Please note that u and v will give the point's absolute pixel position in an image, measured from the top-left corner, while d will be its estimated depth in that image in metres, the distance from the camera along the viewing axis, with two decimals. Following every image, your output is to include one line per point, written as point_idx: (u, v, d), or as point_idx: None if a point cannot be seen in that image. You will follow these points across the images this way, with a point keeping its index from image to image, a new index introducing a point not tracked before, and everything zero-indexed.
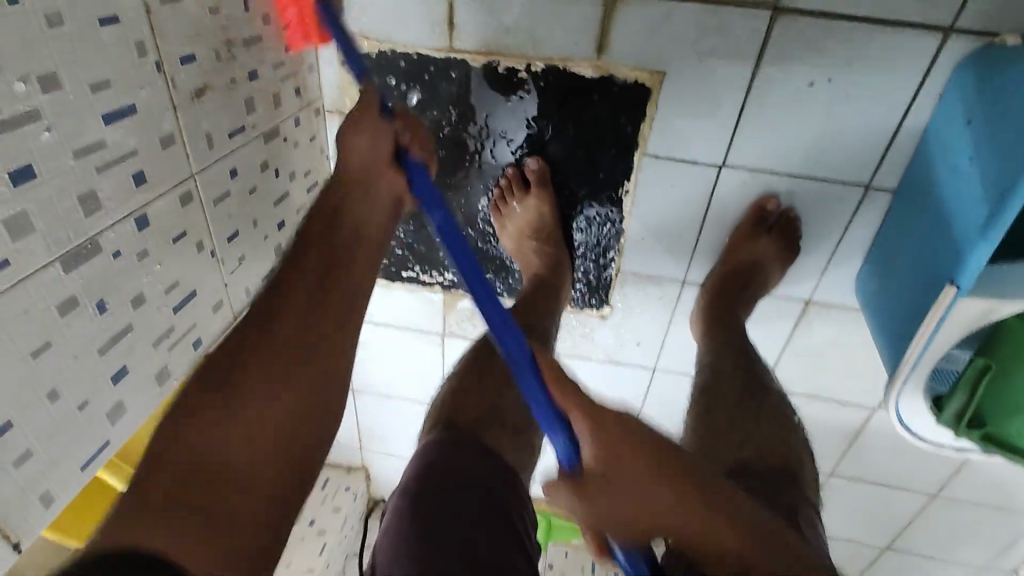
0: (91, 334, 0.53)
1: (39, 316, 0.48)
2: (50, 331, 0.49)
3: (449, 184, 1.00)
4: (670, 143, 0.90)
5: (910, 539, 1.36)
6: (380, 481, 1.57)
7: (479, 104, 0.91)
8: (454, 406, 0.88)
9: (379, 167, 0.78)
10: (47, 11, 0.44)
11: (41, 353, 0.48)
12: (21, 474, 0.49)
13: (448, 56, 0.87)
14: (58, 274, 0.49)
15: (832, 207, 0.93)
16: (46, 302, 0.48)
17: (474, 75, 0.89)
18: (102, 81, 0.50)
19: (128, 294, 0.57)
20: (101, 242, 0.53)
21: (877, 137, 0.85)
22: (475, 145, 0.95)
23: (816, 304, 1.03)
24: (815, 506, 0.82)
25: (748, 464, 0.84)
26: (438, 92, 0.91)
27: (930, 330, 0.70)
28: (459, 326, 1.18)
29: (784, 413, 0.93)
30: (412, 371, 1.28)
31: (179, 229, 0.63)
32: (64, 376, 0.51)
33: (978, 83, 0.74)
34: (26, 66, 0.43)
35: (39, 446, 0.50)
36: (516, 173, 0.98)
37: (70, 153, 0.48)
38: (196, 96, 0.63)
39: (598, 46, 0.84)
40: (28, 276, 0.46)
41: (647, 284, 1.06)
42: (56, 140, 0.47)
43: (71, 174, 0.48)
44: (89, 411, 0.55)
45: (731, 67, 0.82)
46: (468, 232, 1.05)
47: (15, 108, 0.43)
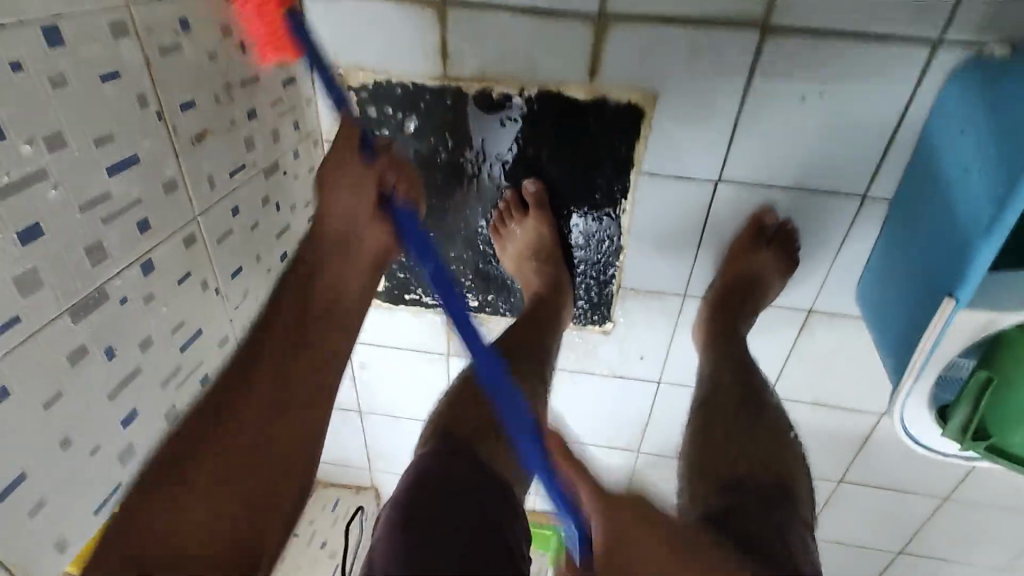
0: (100, 381, 0.54)
1: (51, 368, 0.49)
2: (62, 381, 0.50)
3: (448, 208, 1.01)
4: (666, 161, 0.91)
5: (923, 543, 1.35)
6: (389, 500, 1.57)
7: (475, 129, 0.92)
8: (452, 417, 0.86)
9: (365, 218, 0.80)
10: (51, 73, 0.46)
11: (53, 403, 0.49)
12: (37, 521, 0.50)
13: (443, 84, 0.89)
14: (68, 324, 0.50)
15: (829, 217, 0.93)
16: (56, 354, 0.49)
17: (469, 101, 0.90)
18: (106, 135, 0.51)
19: (135, 339, 0.58)
20: (109, 290, 0.54)
21: (872, 148, 0.85)
22: (472, 169, 0.96)
23: (818, 314, 1.04)
24: (809, 520, 0.81)
25: (741, 476, 0.84)
26: (434, 119, 0.92)
27: (931, 342, 0.70)
28: (463, 346, 1.19)
29: (783, 428, 0.93)
30: (416, 391, 1.29)
31: (183, 270, 0.65)
32: (75, 423, 0.52)
33: (970, 95, 0.74)
34: (33, 128, 0.45)
35: (52, 494, 0.51)
36: (513, 195, 0.99)
37: (77, 207, 0.49)
38: (197, 141, 0.64)
39: (591, 69, 0.85)
40: (39, 330, 0.47)
41: (648, 299, 1.07)
42: (62, 196, 0.48)
43: (78, 227, 0.50)
44: (101, 455, 0.56)
45: (723, 85, 0.83)
46: (468, 254, 1.06)
47: (23, 168, 0.44)
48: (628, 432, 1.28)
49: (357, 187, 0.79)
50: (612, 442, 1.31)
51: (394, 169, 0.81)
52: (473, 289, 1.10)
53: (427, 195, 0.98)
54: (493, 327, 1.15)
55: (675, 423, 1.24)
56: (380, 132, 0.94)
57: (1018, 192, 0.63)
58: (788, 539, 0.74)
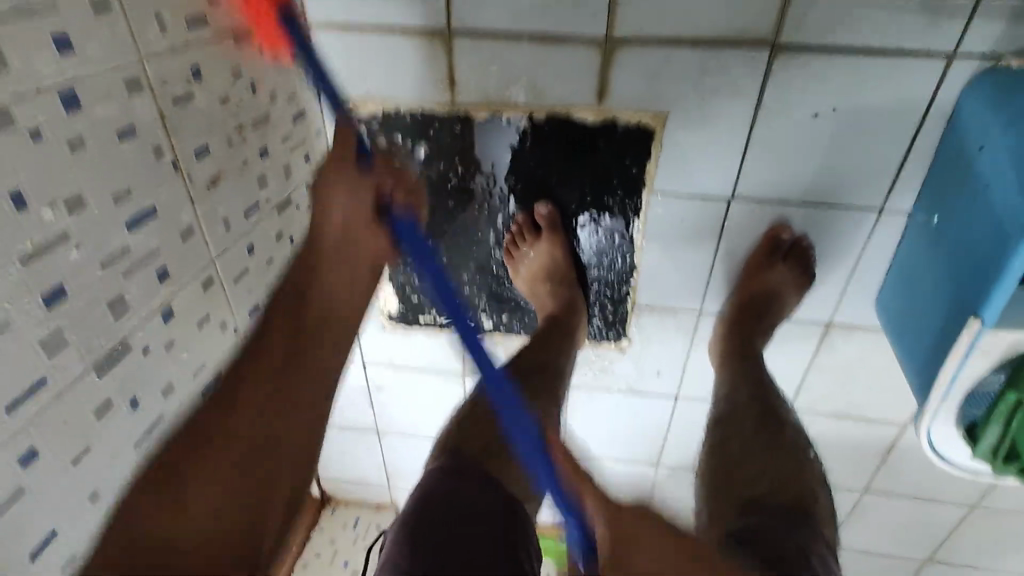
0: (126, 432, 0.55)
1: (77, 424, 0.49)
2: (88, 435, 0.51)
3: (460, 232, 1.01)
4: (678, 180, 0.90)
5: (951, 551, 1.33)
6: None
7: (485, 155, 0.92)
8: (462, 430, 0.86)
9: (367, 223, 0.75)
10: (70, 137, 0.46)
11: (81, 459, 0.50)
12: None
13: (452, 111, 0.89)
14: (94, 380, 0.51)
15: (846, 231, 0.92)
16: (83, 411, 0.50)
17: (477, 127, 0.90)
18: (124, 191, 0.52)
19: (157, 386, 0.59)
20: (131, 342, 0.55)
21: (888, 160, 0.84)
22: (483, 193, 0.96)
23: (837, 326, 1.02)
24: (832, 541, 0.80)
25: (760, 495, 0.83)
26: (442, 146, 0.92)
27: (958, 363, 0.69)
28: (478, 366, 1.19)
29: (801, 446, 0.91)
30: (433, 410, 1.30)
31: (202, 313, 0.65)
32: (104, 476, 0.53)
33: (987, 106, 0.73)
34: (54, 193, 0.45)
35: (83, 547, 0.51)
36: (525, 216, 0.99)
37: (98, 265, 0.50)
38: (211, 184, 0.65)
39: (599, 92, 0.85)
40: (65, 388, 0.48)
41: (663, 315, 1.06)
42: (83, 256, 0.48)
43: (99, 284, 0.50)
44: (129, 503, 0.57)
45: (733, 103, 0.82)
46: (482, 276, 1.06)
47: (46, 234, 0.45)
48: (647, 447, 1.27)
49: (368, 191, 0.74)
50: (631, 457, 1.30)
51: (391, 176, 0.75)
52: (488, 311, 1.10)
53: (439, 220, 0.98)
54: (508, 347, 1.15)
55: (693, 437, 1.23)
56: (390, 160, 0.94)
57: None
58: (809, 559, 0.73)
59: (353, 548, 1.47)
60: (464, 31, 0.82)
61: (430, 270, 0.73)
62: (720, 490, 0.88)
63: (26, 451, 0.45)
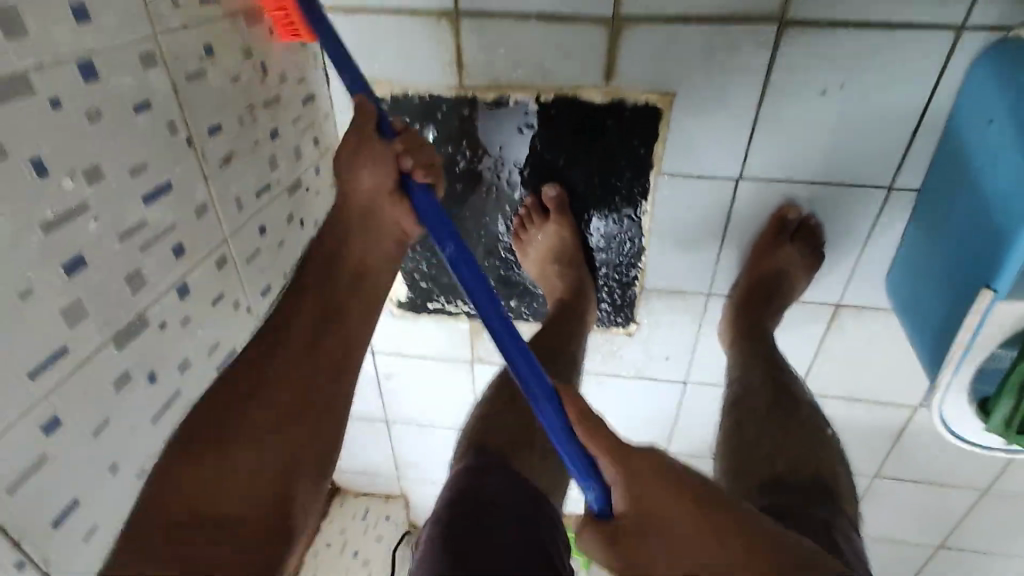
0: (143, 405, 0.55)
1: (97, 396, 0.50)
2: (107, 408, 0.51)
3: (468, 216, 1.01)
4: (686, 161, 0.90)
5: (961, 536, 1.33)
6: (419, 508, 1.58)
7: (491, 137, 0.92)
8: (480, 433, 0.88)
9: (382, 198, 0.75)
10: (87, 109, 0.47)
11: (102, 430, 0.50)
12: (92, 546, 0.50)
13: (459, 94, 0.89)
14: (113, 352, 0.51)
15: (855, 210, 0.92)
16: (103, 382, 0.50)
17: (484, 110, 0.90)
18: (140, 165, 0.53)
19: (174, 362, 0.59)
20: (148, 316, 0.55)
21: (897, 137, 0.84)
22: (491, 176, 0.97)
23: (846, 308, 1.02)
24: (854, 516, 0.80)
25: (779, 475, 0.84)
26: (450, 130, 0.92)
27: (968, 335, 0.69)
28: (487, 352, 1.19)
29: (819, 424, 0.92)
30: (442, 399, 1.30)
31: (216, 291, 0.66)
32: (123, 448, 0.53)
33: (996, 79, 0.72)
34: (74, 163, 0.46)
35: (104, 519, 0.51)
36: (531, 201, 0.99)
37: (116, 237, 0.50)
38: (223, 163, 0.65)
39: (607, 72, 0.85)
40: (85, 360, 0.48)
41: (671, 299, 1.06)
42: (101, 227, 0.49)
43: (118, 256, 0.51)
44: (147, 477, 0.57)
45: (742, 80, 0.82)
46: (490, 260, 1.06)
47: (66, 203, 0.45)
48: (656, 433, 1.27)
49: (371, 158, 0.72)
50: (639, 444, 1.30)
51: (410, 152, 0.73)
52: (496, 296, 1.11)
53: (448, 203, 0.99)
54: (517, 333, 1.15)
55: (702, 422, 1.23)
56: None
57: None
58: (834, 532, 0.73)
59: (362, 539, 1.48)
60: (471, 12, 0.83)
61: (449, 252, 0.69)
62: (741, 472, 0.87)
63: (48, 418, 0.45)
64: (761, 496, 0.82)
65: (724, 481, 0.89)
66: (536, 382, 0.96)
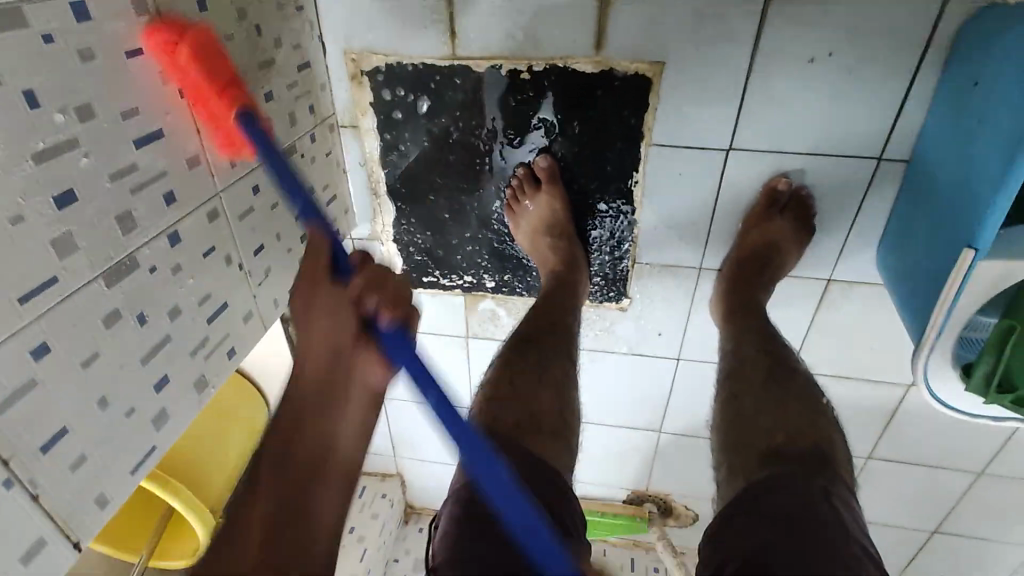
0: (133, 345, 0.57)
1: (86, 329, 0.51)
2: (97, 342, 0.53)
3: (462, 188, 1.03)
4: (676, 132, 0.91)
5: (956, 521, 1.32)
6: (415, 488, 1.59)
7: (484, 107, 0.93)
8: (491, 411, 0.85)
9: (347, 353, 0.68)
10: (80, 47, 0.48)
11: (91, 363, 0.52)
12: (80, 477, 0.52)
13: (452, 63, 0.90)
14: (102, 288, 0.53)
15: (846, 182, 0.92)
16: (92, 316, 0.52)
17: (477, 81, 0.91)
18: (132, 109, 0.54)
19: (165, 307, 0.61)
20: (138, 259, 0.57)
21: (886, 107, 0.84)
22: (484, 147, 0.98)
23: (838, 283, 1.02)
24: (852, 484, 0.78)
25: (777, 448, 0.81)
26: (443, 101, 0.94)
27: (951, 298, 0.69)
28: (482, 328, 1.21)
29: (813, 395, 0.88)
30: (438, 376, 1.31)
31: (208, 244, 0.67)
32: (112, 384, 0.55)
33: (981, 45, 0.72)
34: (65, 99, 0.48)
35: (92, 451, 0.53)
36: (524, 173, 1.00)
37: (106, 176, 0.52)
38: (217, 118, 0.67)
39: (597, 42, 0.86)
40: (75, 292, 0.50)
41: (663, 273, 1.07)
42: (92, 164, 0.50)
43: (108, 195, 0.52)
44: (136, 417, 0.58)
45: (730, 49, 0.83)
46: (484, 233, 1.07)
47: (57, 136, 0.47)
48: (649, 413, 1.28)
49: (334, 315, 0.69)
50: (632, 424, 1.30)
51: (374, 289, 0.69)
52: (490, 270, 1.12)
53: (442, 175, 1.00)
54: (511, 308, 1.16)
55: (695, 401, 1.23)
56: (394, 115, 0.96)
57: None
58: (835, 503, 0.72)
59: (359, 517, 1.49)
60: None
61: (432, 402, 0.64)
62: (738, 445, 0.85)
63: (37, 344, 0.47)
64: (761, 469, 0.80)
65: (723, 454, 0.87)
66: (540, 357, 0.93)
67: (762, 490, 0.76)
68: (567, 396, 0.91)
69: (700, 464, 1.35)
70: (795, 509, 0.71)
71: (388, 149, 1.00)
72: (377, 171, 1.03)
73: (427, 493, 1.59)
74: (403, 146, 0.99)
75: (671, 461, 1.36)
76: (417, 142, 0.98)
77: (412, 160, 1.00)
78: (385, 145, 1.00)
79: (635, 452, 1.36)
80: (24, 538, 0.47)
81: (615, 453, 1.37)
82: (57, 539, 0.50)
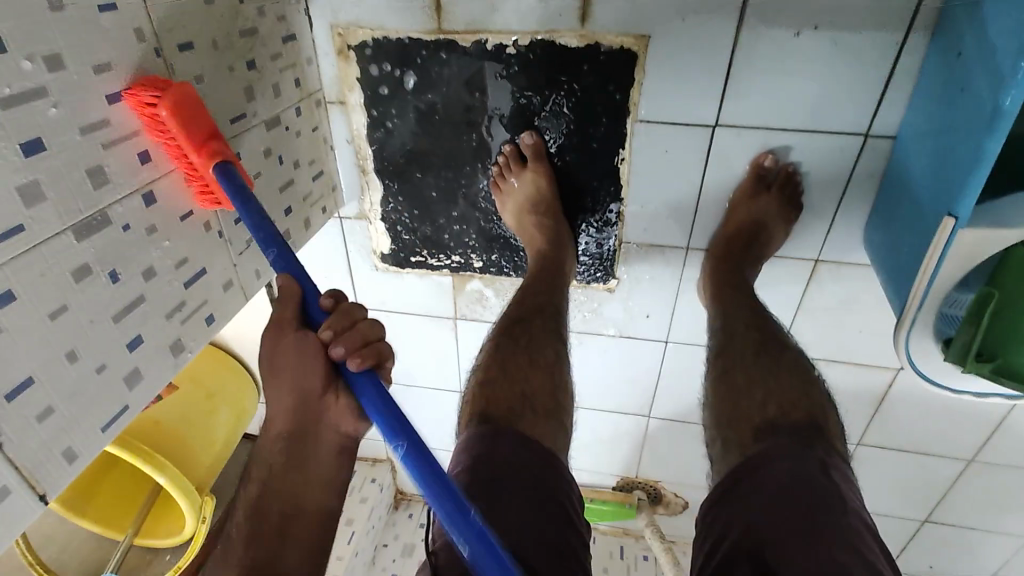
0: (106, 301, 0.57)
1: (54, 281, 0.51)
2: (66, 295, 0.53)
3: (448, 166, 1.02)
4: (661, 107, 0.91)
5: (946, 511, 1.31)
6: (404, 474, 1.59)
7: (470, 83, 0.93)
8: (486, 394, 0.87)
9: (320, 397, 0.72)
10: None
11: (59, 315, 0.52)
12: (46, 428, 0.52)
13: (438, 38, 0.90)
14: (71, 240, 0.53)
15: (832, 159, 0.92)
16: (60, 268, 0.52)
17: (462, 54, 0.91)
18: (104, 64, 0.54)
19: (139, 266, 0.61)
20: (111, 215, 0.57)
21: (872, 82, 0.84)
22: (470, 124, 0.98)
23: (826, 263, 1.01)
24: (844, 452, 0.79)
25: (772, 419, 0.82)
26: (429, 76, 0.94)
27: (932, 266, 0.69)
28: (470, 308, 1.20)
29: (804, 365, 0.89)
30: (426, 358, 1.31)
31: (186, 207, 0.67)
32: (82, 339, 0.55)
33: (963, 14, 0.72)
34: (33, 46, 0.48)
35: (60, 403, 0.53)
36: (511, 150, 1.00)
37: (77, 129, 0.52)
38: (195, 80, 0.67)
39: (582, 15, 0.86)
40: (42, 242, 0.50)
41: (650, 253, 1.06)
42: (61, 115, 0.51)
43: (78, 148, 0.53)
44: (108, 374, 0.58)
45: (715, 21, 0.83)
46: (472, 212, 1.07)
47: (24, 83, 0.47)
48: (638, 397, 1.27)
49: (303, 363, 0.70)
50: (620, 408, 1.30)
51: None
52: (477, 249, 1.12)
53: (428, 152, 1.00)
54: (499, 287, 1.16)
55: (683, 385, 1.22)
56: (380, 90, 0.96)
57: (1011, 103, 0.61)
58: (832, 470, 0.74)
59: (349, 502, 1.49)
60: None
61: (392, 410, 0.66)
62: (732, 419, 0.86)
63: (3, 291, 0.47)
64: (755, 442, 0.80)
65: (716, 430, 0.87)
66: (531, 340, 0.95)
67: (754, 463, 0.77)
68: (559, 372, 0.94)
69: (689, 450, 1.34)
70: (788, 479, 0.72)
71: (374, 126, 1.00)
72: (365, 148, 1.03)
73: None
74: (390, 122, 0.99)
75: (661, 446, 1.35)
76: (403, 118, 0.98)
77: (398, 136, 1.00)
78: (371, 122, 1.00)
79: (625, 437, 1.35)
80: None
81: (604, 438, 1.37)
82: (23, 489, 0.50)
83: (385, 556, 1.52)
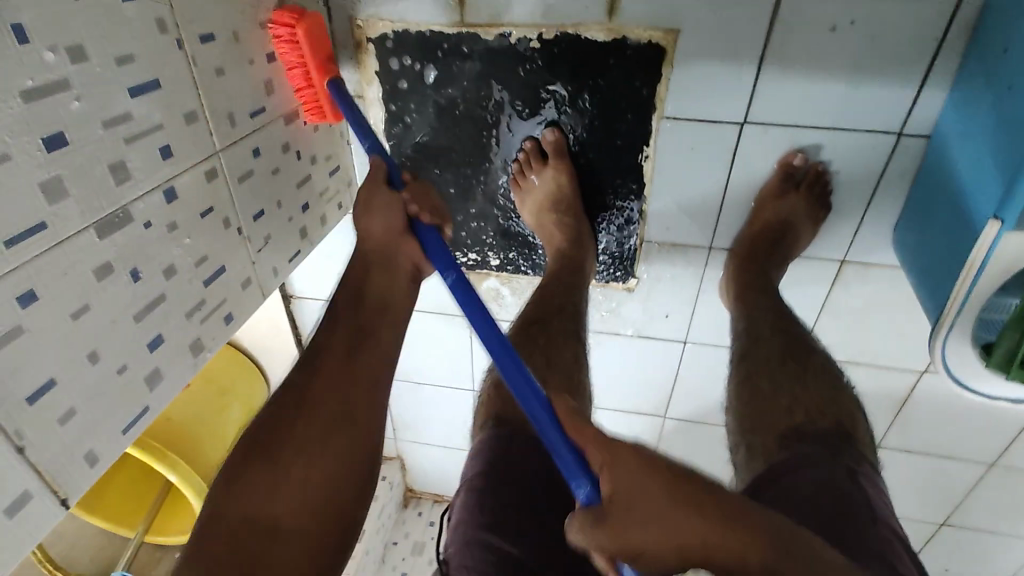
0: (127, 300, 0.55)
1: (77, 280, 0.50)
2: (88, 294, 0.51)
3: (468, 162, 1.00)
4: (689, 103, 0.88)
5: (966, 515, 1.29)
6: (415, 473, 1.58)
7: (493, 78, 0.91)
8: (501, 396, 0.85)
9: (395, 238, 0.82)
10: None
11: (81, 315, 0.50)
12: (68, 432, 0.50)
13: (460, 31, 0.88)
14: (94, 238, 0.51)
15: (864, 158, 0.89)
16: (83, 267, 0.50)
17: (484, 49, 0.89)
18: (127, 56, 0.52)
19: (160, 265, 0.59)
20: (133, 212, 0.55)
21: (908, 80, 0.81)
22: (491, 119, 0.96)
23: (853, 264, 0.99)
24: (874, 461, 0.78)
25: (798, 425, 0.81)
26: (449, 71, 0.92)
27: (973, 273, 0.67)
28: (487, 308, 1.19)
29: (832, 371, 0.89)
30: (441, 356, 1.29)
31: (207, 205, 0.66)
32: (104, 339, 0.53)
33: (1009, 9, 0.69)
34: (56, 36, 0.46)
35: (81, 405, 0.51)
36: (532, 148, 0.99)
37: (100, 122, 0.50)
38: (216, 73, 0.65)
39: (609, 8, 0.83)
40: (65, 240, 0.48)
41: (673, 252, 1.04)
42: (84, 109, 0.49)
43: (101, 143, 0.51)
44: (129, 375, 0.56)
45: (746, 13, 0.80)
46: (490, 209, 1.06)
47: (47, 75, 0.45)
48: (655, 398, 1.25)
49: (378, 207, 0.81)
50: (637, 409, 1.28)
51: (419, 200, 0.83)
52: (495, 248, 1.10)
53: (448, 148, 0.98)
54: (517, 287, 1.14)
55: (702, 386, 1.21)
56: (400, 85, 0.94)
57: None
58: (859, 479, 0.73)
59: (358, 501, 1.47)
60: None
61: (450, 280, 0.78)
62: (756, 425, 0.85)
63: (25, 292, 0.45)
64: (780, 450, 0.80)
65: (739, 435, 0.87)
66: (548, 342, 0.94)
67: (785, 469, 0.76)
68: (582, 379, 0.93)
69: (705, 451, 1.32)
70: (818, 489, 0.71)
71: (393, 121, 0.98)
72: (382, 143, 1.01)
73: (428, 477, 1.58)
74: (409, 117, 0.97)
75: (676, 447, 1.33)
76: (423, 113, 0.96)
77: (417, 132, 0.98)
78: (389, 117, 0.98)
79: (639, 437, 1.34)
80: (8, 490, 0.45)
81: (619, 439, 1.35)
82: (45, 494, 0.49)
83: (395, 555, 1.51)
